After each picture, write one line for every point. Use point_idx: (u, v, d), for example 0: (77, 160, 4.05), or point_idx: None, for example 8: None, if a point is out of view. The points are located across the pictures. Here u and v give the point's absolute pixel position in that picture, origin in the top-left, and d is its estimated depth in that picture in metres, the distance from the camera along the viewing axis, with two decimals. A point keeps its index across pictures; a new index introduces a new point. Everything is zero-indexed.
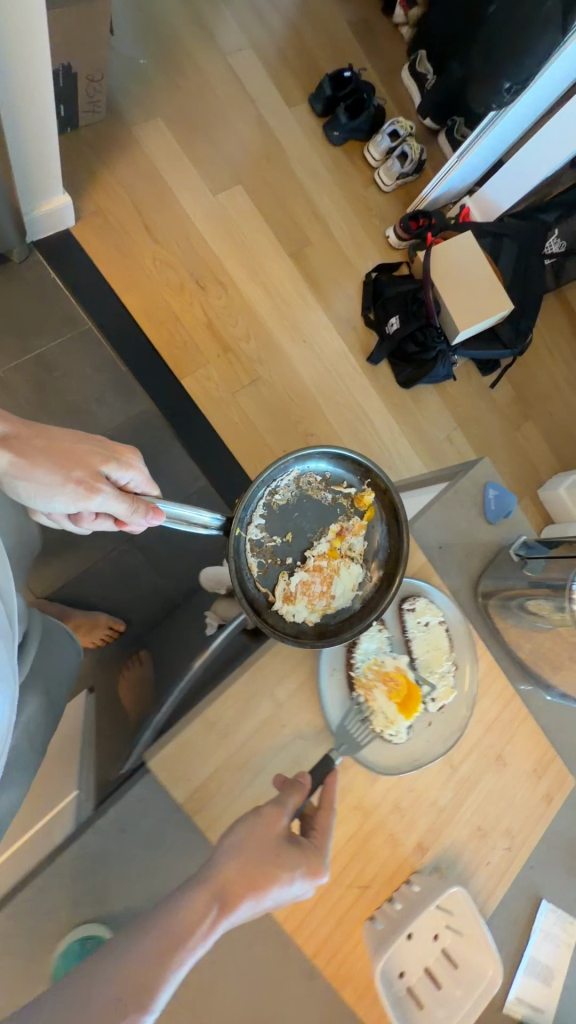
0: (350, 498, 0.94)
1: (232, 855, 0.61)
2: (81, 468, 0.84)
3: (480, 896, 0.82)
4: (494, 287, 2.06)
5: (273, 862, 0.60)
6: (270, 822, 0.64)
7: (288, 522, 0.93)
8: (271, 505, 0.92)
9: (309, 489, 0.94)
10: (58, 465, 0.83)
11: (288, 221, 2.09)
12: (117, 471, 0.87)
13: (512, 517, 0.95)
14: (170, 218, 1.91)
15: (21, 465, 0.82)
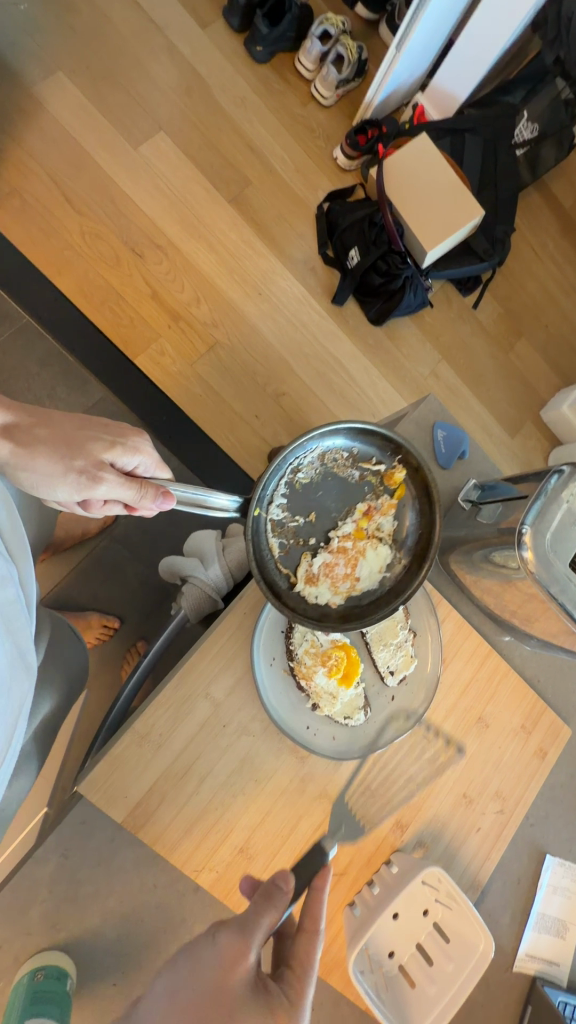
0: (379, 476, 0.78)
1: (172, 991, 0.46)
2: (82, 457, 0.71)
3: (474, 864, 0.78)
4: (459, 193, 1.84)
5: (222, 1020, 0.44)
6: (228, 955, 0.49)
7: (311, 502, 0.77)
8: (293, 485, 0.76)
9: (335, 465, 0.78)
10: (62, 451, 0.71)
11: (221, 159, 1.83)
12: (123, 456, 0.75)
13: (466, 456, 0.85)
14: (90, 185, 1.71)
15: (22, 454, 0.70)
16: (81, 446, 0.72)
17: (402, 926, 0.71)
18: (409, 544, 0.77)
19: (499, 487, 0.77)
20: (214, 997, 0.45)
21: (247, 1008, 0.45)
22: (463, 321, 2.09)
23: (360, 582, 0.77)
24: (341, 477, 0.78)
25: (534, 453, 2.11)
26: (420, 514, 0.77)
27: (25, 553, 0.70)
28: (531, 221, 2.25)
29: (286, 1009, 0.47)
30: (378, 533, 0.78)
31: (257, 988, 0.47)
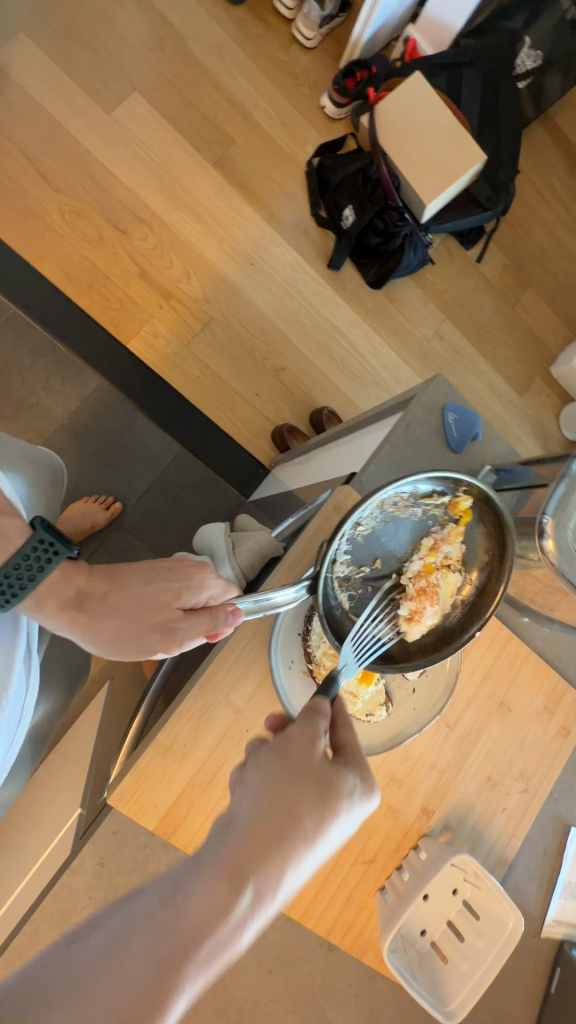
0: (443, 506, 0.71)
1: (257, 788, 0.45)
2: (152, 612, 0.67)
3: (501, 842, 0.79)
4: (458, 136, 1.71)
5: (319, 794, 0.46)
6: (307, 749, 0.48)
7: (374, 548, 0.71)
8: (354, 538, 0.69)
9: (395, 508, 0.69)
10: (137, 620, 0.67)
11: (201, 119, 1.71)
12: (191, 596, 0.68)
13: (479, 438, 0.82)
14: (66, 158, 1.61)
15: (95, 625, 0.68)
16: (153, 603, 0.68)
17: (433, 906, 0.74)
18: (483, 567, 0.72)
19: (515, 472, 0.75)
20: (308, 781, 0.46)
21: (335, 782, 0.47)
22: (467, 276, 1.99)
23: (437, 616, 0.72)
24: (404, 515, 0.71)
25: (545, 412, 2.04)
26: (490, 534, 0.71)
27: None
28: (536, 160, 2.11)
29: (356, 771, 0.50)
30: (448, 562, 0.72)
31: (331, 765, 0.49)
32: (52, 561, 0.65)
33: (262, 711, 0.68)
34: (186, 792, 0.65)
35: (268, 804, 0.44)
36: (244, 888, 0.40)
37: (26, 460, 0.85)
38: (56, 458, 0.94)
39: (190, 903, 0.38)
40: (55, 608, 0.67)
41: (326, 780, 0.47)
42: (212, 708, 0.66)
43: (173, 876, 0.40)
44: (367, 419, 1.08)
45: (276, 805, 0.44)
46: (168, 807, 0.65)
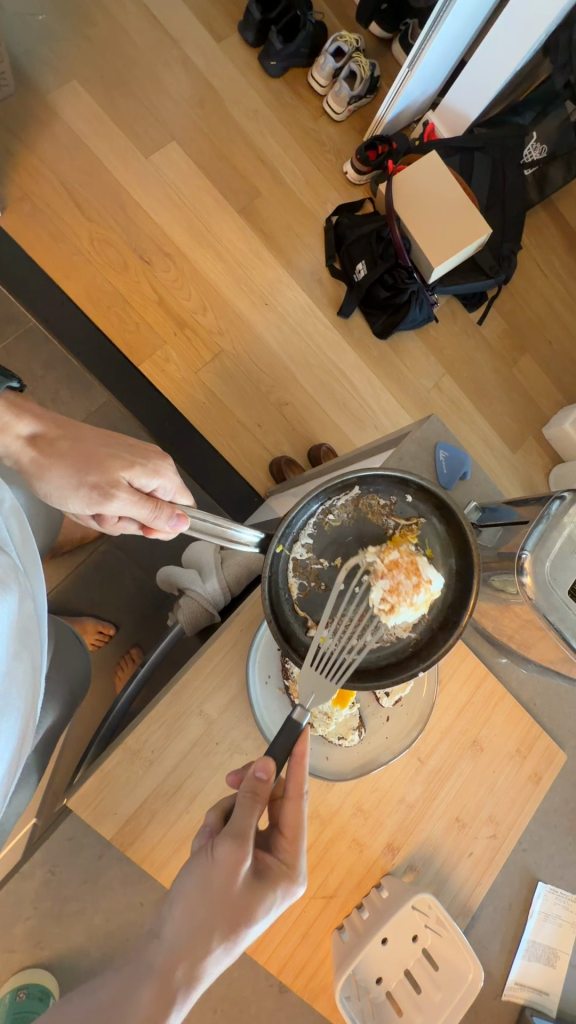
0: (412, 528, 0.76)
1: (187, 899, 0.52)
2: (98, 473, 0.74)
3: (465, 890, 0.76)
4: (467, 210, 1.85)
5: (240, 906, 0.51)
6: (233, 865, 0.52)
7: (338, 546, 0.76)
8: (322, 524, 0.76)
9: (368, 511, 0.76)
10: (81, 471, 0.75)
11: (232, 172, 1.85)
12: (141, 477, 0.75)
13: (467, 478, 0.85)
14: (102, 192, 1.72)
15: (43, 465, 0.76)
16: (105, 469, 0.74)
17: (391, 952, 0.70)
18: (443, 599, 0.74)
19: (500, 511, 0.77)
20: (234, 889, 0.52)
21: (259, 894, 0.52)
22: (468, 336, 2.10)
23: (388, 633, 0.74)
24: (373, 525, 0.76)
25: (535, 470, 2.11)
26: (455, 569, 0.75)
27: (37, 569, 0.67)
28: (537, 240, 2.27)
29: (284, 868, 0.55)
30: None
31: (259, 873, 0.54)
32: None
33: (234, 724, 0.68)
34: (148, 803, 0.64)
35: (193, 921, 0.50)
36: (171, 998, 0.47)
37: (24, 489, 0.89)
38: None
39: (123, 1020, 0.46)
40: (8, 442, 0.75)
41: (250, 893, 0.52)
42: (184, 716, 0.66)
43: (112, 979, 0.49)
44: (360, 454, 1.12)
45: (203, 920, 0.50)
46: (130, 817, 0.63)
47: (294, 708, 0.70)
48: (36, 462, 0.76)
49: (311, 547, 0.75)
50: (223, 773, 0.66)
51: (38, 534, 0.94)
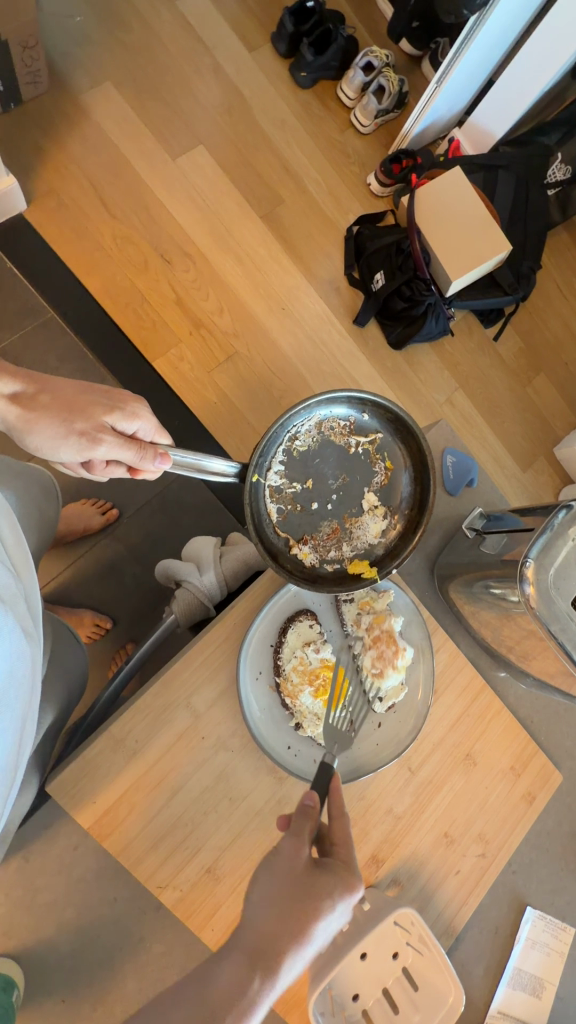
0: (373, 444, 0.83)
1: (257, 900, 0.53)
2: (84, 419, 0.75)
3: (450, 910, 0.73)
4: (488, 226, 1.86)
5: (305, 899, 0.52)
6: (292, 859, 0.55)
7: (308, 468, 0.82)
8: (290, 450, 0.82)
9: (332, 433, 0.83)
10: (66, 420, 0.76)
11: (256, 178, 1.87)
12: (123, 421, 0.77)
13: (473, 484, 0.84)
14: (126, 191, 1.74)
15: (27, 419, 0.76)
16: (90, 415, 0.76)
17: (370, 968, 0.68)
18: (405, 506, 0.82)
19: (505, 519, 0.76)
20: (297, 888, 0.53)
21: (319, 886, 0.54)
22: (483, 352, 2.10)
23: (359, 542, 0.81)
24: (339, 446, 0.83)
25: (546, 489, 2.08)
26: (415, 480, 0.82)
27: (27, 566, 0.66)
28: (556, 260, 2.27)
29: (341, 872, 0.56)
30: (372, 498, 0.83)
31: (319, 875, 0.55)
32: None
33: (222, 719, 0.66)
34: (129, 794, 0.62)
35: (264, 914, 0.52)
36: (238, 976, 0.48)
37: (15, 474, 0.89)
38: (48, 473, 0.98)
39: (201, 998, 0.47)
40: None
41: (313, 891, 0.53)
42: (170, 707, 0.65)
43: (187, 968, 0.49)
44: None
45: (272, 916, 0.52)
46: (109, 807, 0.62)
47: (285, 706, 0.69)
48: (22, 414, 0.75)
49: (283, 472, 0.81)
50: (206, 767, 0.65)
51: (31, 536, 0.91)
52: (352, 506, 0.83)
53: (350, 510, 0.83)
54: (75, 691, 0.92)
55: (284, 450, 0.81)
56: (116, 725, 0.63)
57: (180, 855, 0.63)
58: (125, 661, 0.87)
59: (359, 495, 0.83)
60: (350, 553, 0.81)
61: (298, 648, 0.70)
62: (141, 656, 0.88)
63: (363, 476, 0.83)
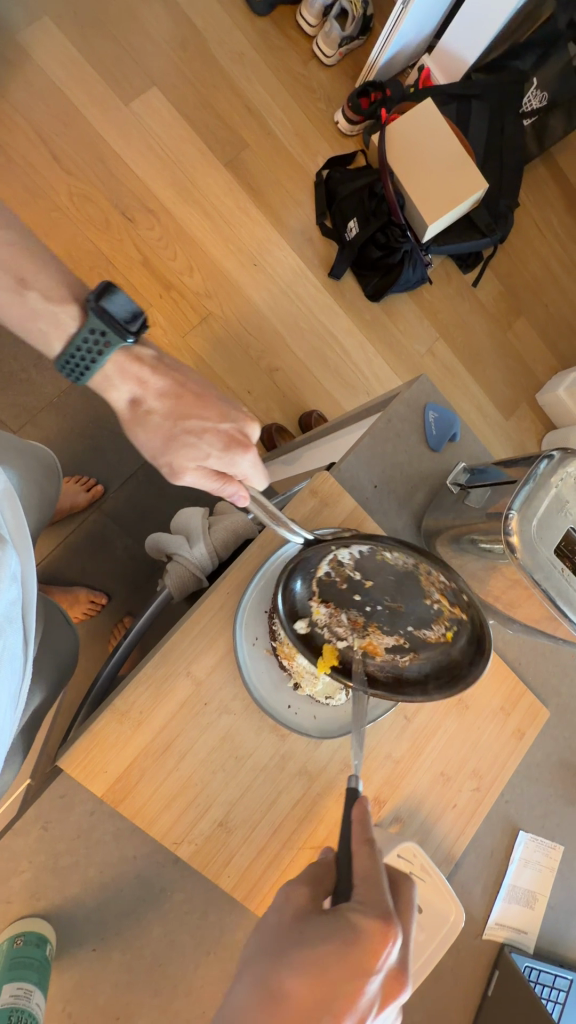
0: (449, 612, 0.64)
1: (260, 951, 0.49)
2: (173, 455, 0.72)
3: (449, 839, 0.79)
4: (463, 163, 1.78)
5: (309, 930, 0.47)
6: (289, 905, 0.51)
7: (372, 569, 0.66)
8: (372, 555, 0.63)
9: (420, 575, 0.63)
10: (166, 443, 0.72)
11: (217, 121, 1.75)
12: (226, 467, 0.70)
13: (455, 438, 0.84)
14: (80, 143, 1.62)
15: (130, 419, 0.73)
16: (190, 440, 0.71)
17: None
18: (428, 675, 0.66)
19: (488, 473, 0.76)
20: (306, 965, 0.45)
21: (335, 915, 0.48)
22: (462, 298, 2.05)
23: (373, 670, 0.68)
24: (417, 582, 0.64)
25: (528, 435, 2.10)
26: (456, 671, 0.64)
27: (28, 551, 0.64)
28: (533, 196, 2.20)
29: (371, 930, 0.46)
30: (407, 638, 0.68)
31: (338, 936, 0.46)
32: (101, 354, 0.68)
33: (223, 683, 0.68)
34: (138, 763, 0.64)
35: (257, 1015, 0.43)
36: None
37: (17, 452, 0.87)
38: (47, 452, 0.97)
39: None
40: (107, 391, 0.72)
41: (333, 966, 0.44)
42: (171, 676, 0.66)
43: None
44: (354, 417, 1.11)
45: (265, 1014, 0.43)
46: (119, 776, 0.63)
47: (282, 667, 0.70)
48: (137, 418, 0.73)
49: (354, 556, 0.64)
50: (211, 728, 0.67)
51: (31, 515, 0.90)
52: (385, 627, 0.69)
53: (378, 616, 0.69)
54: (65, 670, 0.94)
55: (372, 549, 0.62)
56: (120, 699, 0.65)
57: (192, 814, 0.66)
58: (125, 632, 0.86)
59: (399, 625, 0.68)
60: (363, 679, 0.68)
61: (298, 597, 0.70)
62: (139, 632, 0.87)
63: (415, 619, 0.67)
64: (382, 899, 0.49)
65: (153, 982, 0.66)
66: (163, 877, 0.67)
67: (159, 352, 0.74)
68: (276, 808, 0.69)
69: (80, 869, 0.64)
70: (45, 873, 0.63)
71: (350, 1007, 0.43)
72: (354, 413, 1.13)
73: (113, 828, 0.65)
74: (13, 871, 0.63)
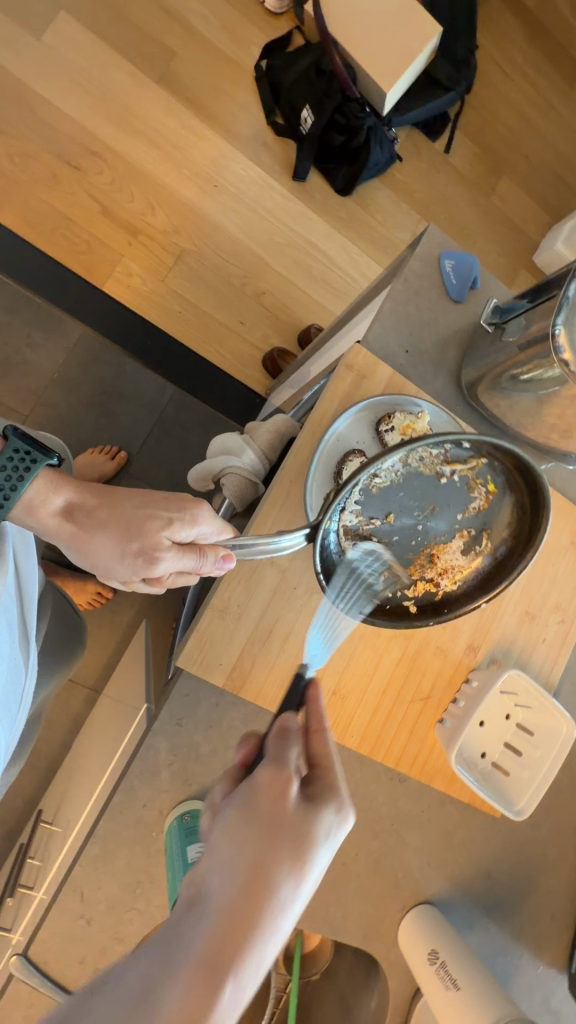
0: (471, 470, 0.71)
1: (222, 862, 0.38)
2: (139, 544, 0.64)
3: (545, 670, 0.83)
4: (411, 10, 1.64)
5: (290, 835, 0.40)
6: (274, 789, 0.43)
7: (388, 500, 0.71)
8: (368, 488, 0.69)
9: (420, 464, 0.71)
10: (121, 550, 0.65)
11: (139, 36, 1.62)
12: (180, 528, 0.64)
13: (476, 284, 0.81)
14: (4, 95, 1.51)
15: (82, 539, 0.66)
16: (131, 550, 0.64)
17: (489, 732, 0.76)
18: (503, 541, 0.73)
19: (518, 305, 0.74)
20: (286, 863, 0.39)
21: (305, 816, 0.42)
22: (437, 169, 1.91)
23: (449, 569, 0.74)
24: (426, 475, 0.72)
25: None
26: (519, 514, 0.72)
27: (26, 546, 0.68)
28: (491, 33, 2.00)
29: (332, 795, 0.45)
30: (465, 524, 0.74)
31: (299, 831, 0.41)
32: (30, 471, 0.60)
33: (306, 563, 0.70)
34: (248, 649, 0.68)
35: (241, 865, 0.38)
36: (220, 987, 0.32)
37: None
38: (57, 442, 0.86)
39: (159, 1017, 0.30)
40: (42, 516, 0.65)
41: (296, 825, 0.41)
42: (257, 569, 0.69)
43: (141, 981, 0.32)
44: (369, 295, 1.07)
45: (250, 866, 0.38)
46: (232, 666, 0.68)
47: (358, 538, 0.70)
48: (56, 534, 0.66)
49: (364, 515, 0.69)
50: (305, 606, 0.70)
51: None
52: (442, 531, 0.74)
53: (438, 532, 0.74)
54: (72, 657, 1.01)
55: (362, 489, 0.69)
56: (216, 598, 0.68)
57: None
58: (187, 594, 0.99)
59: (450, 518, 0.74)
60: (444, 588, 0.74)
61: (357, 458, 0.71)
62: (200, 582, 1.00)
63: (459, 507, 0.74)
64: (343, 782, 0.47)
65: None
66: None
67: (69, 483, 0.66)
68: (382, 667, 0.75)
69: (219, 754, 0.70)
70: (189, 765, 0.69)
71: (307, 882, 0.39)
72: (371, 289, 1.08)
73: (239, 714, 0.71)
74: (159, 772, 0.68)
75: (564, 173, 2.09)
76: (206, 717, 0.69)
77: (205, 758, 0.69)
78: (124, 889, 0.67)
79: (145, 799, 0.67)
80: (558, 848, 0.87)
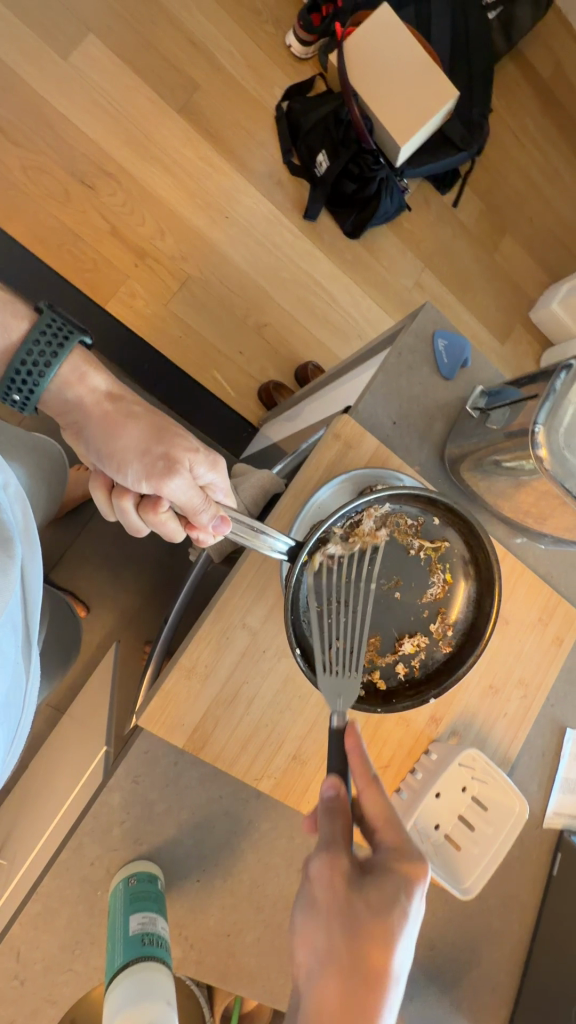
0: (435, 551, 0.77)
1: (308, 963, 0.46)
2: (153, 454, 0.62)
3: (504, 744, 0.84)
4: (430, 71, 1.70)
5: (365, 923, 0.46)
6: (331, 876, 0.48)
7: (361, 558, 0.74)
8: (350, 535, 0.73)
9: (397, 528, 0.75)
10: (132, 453, 0.62)
11: (165, 66, 1.65)
12: (200, 467, 0.63)
13: (466, 364, 0.84)
14: (25, 109, 1.53)
15: (103, 426, 0.64)
16: (140, 458, 0.62)
17: (444, 805, 0.77)
18: (457, 622, 0.77)
19: (505, 392, 0.76)
20: (364, 943, 0.45)
21: (377, 899, 0.47)
22: (444, 222, 1.97)
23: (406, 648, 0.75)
24: (398, 543, 0.76)
25: (525, 357, 2.06)
26: (473, 601, 0.77)
27: (35, 550, 0.67)
28: (506, 99, 2.08)
29: (397, 864, 0.49)
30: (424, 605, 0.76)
31: (370, 915, 0.46)
32: (64, 344, 0.61)
33: (276, 629, 0.71)
34: (211, 711, 0.68)
35: (319, 970, 0.44)
36: None
37: (26, 450, 1.00)
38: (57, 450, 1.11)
39: None
40: (81, 389, 0.64)
41: (363, 908, 0.46)
42: (227, 631, 0.69)
43: None
44: (367, 354, 1.10)
45: (328, 961, 0.45)
46: (193, 726, 0.67)
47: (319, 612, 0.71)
48: (82, 412, 0.64)
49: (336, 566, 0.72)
50: (273, 671, 0.70)
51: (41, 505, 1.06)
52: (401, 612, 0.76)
53: (397, 613, 0.76)
54: (69, 658, 1.25)
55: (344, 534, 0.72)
56: (183, 658, 0.68)
57: (267, 752, 0.70)
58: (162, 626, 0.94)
59: (411, 597, 0.76)
60: (391, 666, 0.75)
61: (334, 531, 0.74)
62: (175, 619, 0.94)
63: (422, 585, 0.76)
64: (409, 845, 0.51)
65: (253, 903, 0.72)
66: (250, 811, 0.72)
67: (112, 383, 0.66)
68: None
69: (173, 813, 0.69)
70: (141, 823, 0.68)
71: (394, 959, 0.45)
72: (369, 349, 1.11)
73: (197, 774, 0.70)
74: (110, 828, 0.67)
75: (564, 237, 2.17)
76: (162, 776, 0.69)
77: (158, 816, 0.69)
78: (62, 949, 0.65)
79: (93, 855, 0.66)
80: (504, 921, 0.88)
